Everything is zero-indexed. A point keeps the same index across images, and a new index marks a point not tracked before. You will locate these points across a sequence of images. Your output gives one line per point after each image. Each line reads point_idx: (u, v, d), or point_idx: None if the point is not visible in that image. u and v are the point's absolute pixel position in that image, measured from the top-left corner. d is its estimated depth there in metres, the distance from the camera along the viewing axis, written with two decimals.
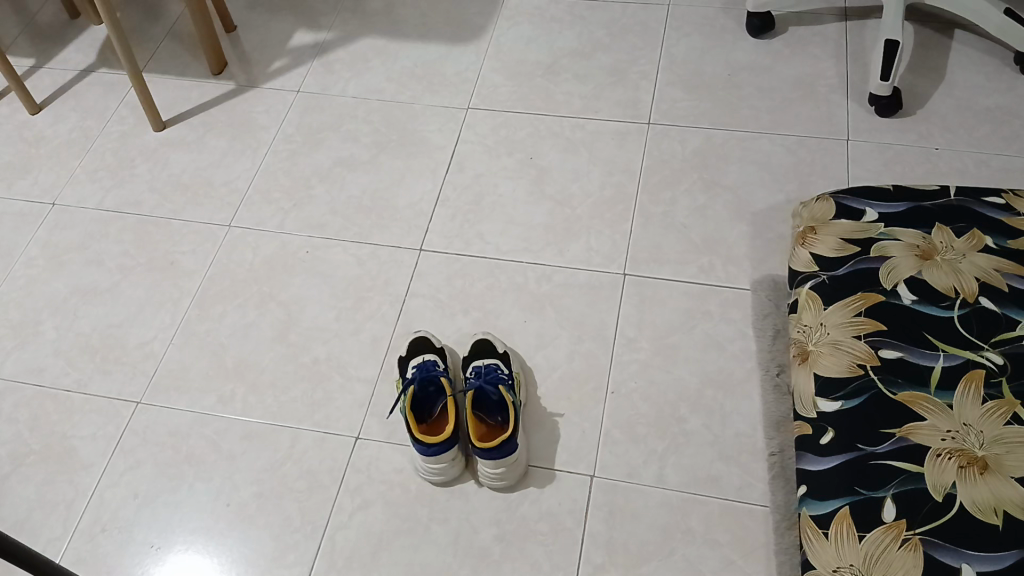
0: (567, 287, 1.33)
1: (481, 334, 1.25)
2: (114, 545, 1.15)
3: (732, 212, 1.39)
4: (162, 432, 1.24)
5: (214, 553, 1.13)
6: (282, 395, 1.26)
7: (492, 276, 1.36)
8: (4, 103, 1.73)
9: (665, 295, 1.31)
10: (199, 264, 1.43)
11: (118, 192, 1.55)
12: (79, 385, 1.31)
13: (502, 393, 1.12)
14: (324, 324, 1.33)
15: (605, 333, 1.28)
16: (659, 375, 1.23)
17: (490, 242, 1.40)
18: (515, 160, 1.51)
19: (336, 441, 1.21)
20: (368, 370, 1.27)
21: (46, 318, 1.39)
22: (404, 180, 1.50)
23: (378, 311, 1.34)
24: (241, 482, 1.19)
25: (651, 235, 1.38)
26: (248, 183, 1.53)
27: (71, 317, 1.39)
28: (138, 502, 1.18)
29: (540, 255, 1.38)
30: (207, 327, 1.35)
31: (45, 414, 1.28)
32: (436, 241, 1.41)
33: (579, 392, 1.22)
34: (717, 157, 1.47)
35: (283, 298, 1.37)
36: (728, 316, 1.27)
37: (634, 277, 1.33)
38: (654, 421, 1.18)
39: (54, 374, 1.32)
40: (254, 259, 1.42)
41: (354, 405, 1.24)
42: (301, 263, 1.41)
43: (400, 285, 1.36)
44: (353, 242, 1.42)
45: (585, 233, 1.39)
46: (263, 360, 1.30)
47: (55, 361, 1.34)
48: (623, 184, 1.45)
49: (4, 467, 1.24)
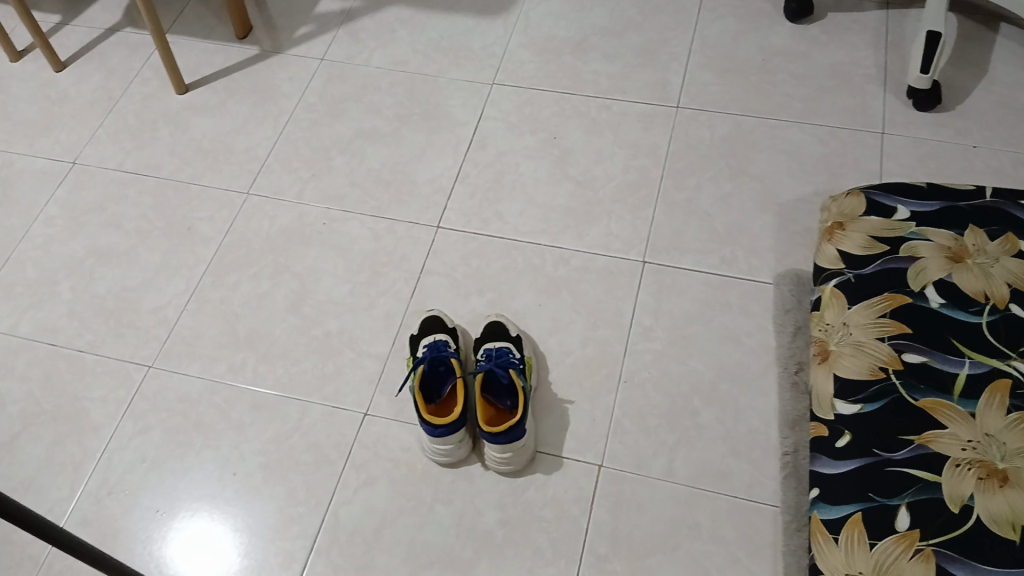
0: (584, 272, 1.31)
1: (495, 316, 1.23)
2: (120, 509, 1.15)
3: (758, 202, 1.36)
4: (172, 399, 1.24)
5: (218, 521, 1.13)
6: (292, 367, 1.25)
7: (508, 257, 1.34)
8: (28, 60, 1.72)
9: (685, 285, 1.28)
10: (216, 231, 1.42)
11: (138, 155, 1.54)
12: (92, 347, 1.31)
13: (512, 377, 1.11)
14: (337, 298, 1.32)
15: (620, 320, 1.25)
16: (674, 367, 1.20)
17: (509, 222, 1.38)
18: (538, 140, 1.48)
19: (344, 416, 1.20)
20: (379, 347, 1.26)
21: (62, 279, 1.39)
22: (425, 155, 1.48)
23: (392, 287, 1.32)
24: (247, 452, 1.18)
25: (673, 222, 1.35)
26: (268, 150, 1.52)
27: (87, 278, 1.39)
28: (145, 467, 1.19)
29: (559, 237, 1.35)
30: (221, 295, 1.34)
31: (57, 375, 1.28)
32: (453, 219, 1.39)
33: (591, 379, 1.20)
34: (746, 145, 1.43)
35: (298, 269, 1.36)
36: (749, 309, 1.24)
37: (654, 264, 1.31)
38: (666, 413, 1.16)
39: (67, 335, 1.33)
40: (271, 228, 1.41)
41: (364, 380, 1.23)
42: (318, 235, 1.39)
43: (415, 262, 1.34)
44: (370, 216, 1.41)
45: (606, 218, 1.37)
46: (275, 330, 1.29)
47: (69, 322, 1.34)
48: (647, 168, 1.42)
49: (14, 425, 1.24)
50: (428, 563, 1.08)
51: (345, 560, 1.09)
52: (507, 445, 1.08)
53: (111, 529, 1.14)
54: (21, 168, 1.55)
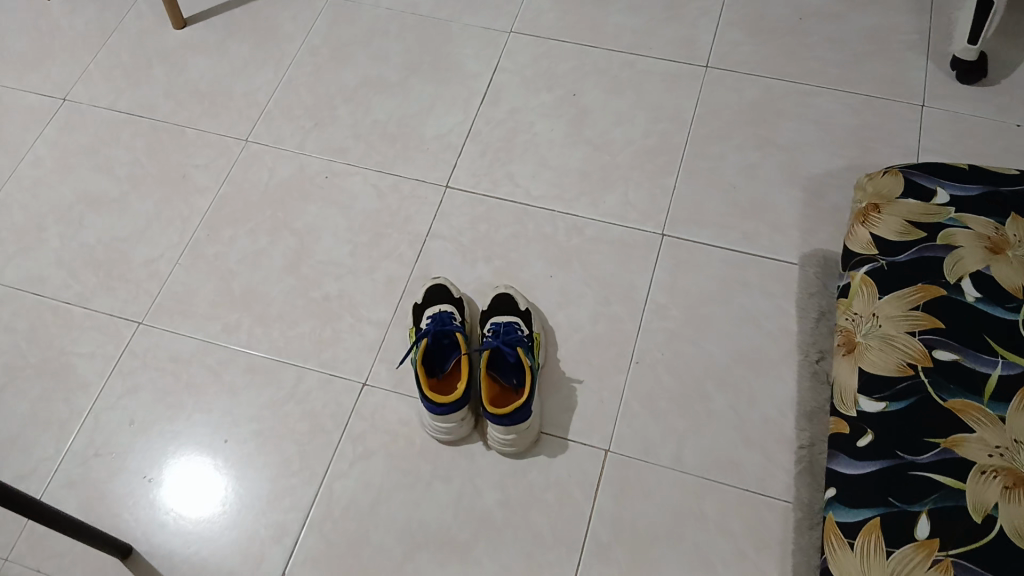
0: (599, 242, 1.24)
1: (503, 287, 1.17)
2: (107, 472, 1.11)
3: (786, 174, 1.28)
4: (163, 357, 1.19)
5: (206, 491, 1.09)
6: (288, 330, 1.20)
7: (519, 222, 1.27)
8: None
9: (704, 261, 1.21)
10: (213, 182, 1.35)
11: (132, 95, 1.46)
12: (81, 299, 1.25)
13: (519, 355, 1.05)
14: (337, 258, 1.26)
15: (634, 296, 1.19)
16: (688, 348, 1.14)
17: (521, 185, 1.30)
18: (555, 97, 1.40)
19: (341, 384, 1.15)
20: (380, 313, 1.21)
21: (51, 226, 1.33)
22: (434, 108, 1.40)
23: (395, 249, 1.26)
24: (240, 418, 1.14)
25: (694, 192, 1.27)
26: (269, 96, 1.44)
27: (78, 226, 1.33)
28: (134, 429, 1.14)
29: (573, 204, 1.28)
30: (217, 252, 1.28)
31: (44, 328, 1.23)
32: (462, 178, 1.31)
33: (600, 357, 1.15)
34: (776, 112, 1.34)
35: (297, 226, 1.29)
36: (771, 290, 1.18)
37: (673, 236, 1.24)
38: (678, 397, 1.11)
39: (55, 286, 1.27)
40: (270, 181, 1.34)
41: (364, 348, 1.18)
42: (318, 189, 1.32)
43: (420, 224, 1.28)
44: (375, 171, 1.33)
45: (623, 185, 1.29)
46: (272, 290, 1.24)
47: (57, 272, 1.28)
48: (670, 133, 1.34)
49: None
50: (424, 544, 1.04)
51: (338, 535, 1.05)
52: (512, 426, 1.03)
53: (98, 492, 1.10)
54: (9, 103, 1.47)
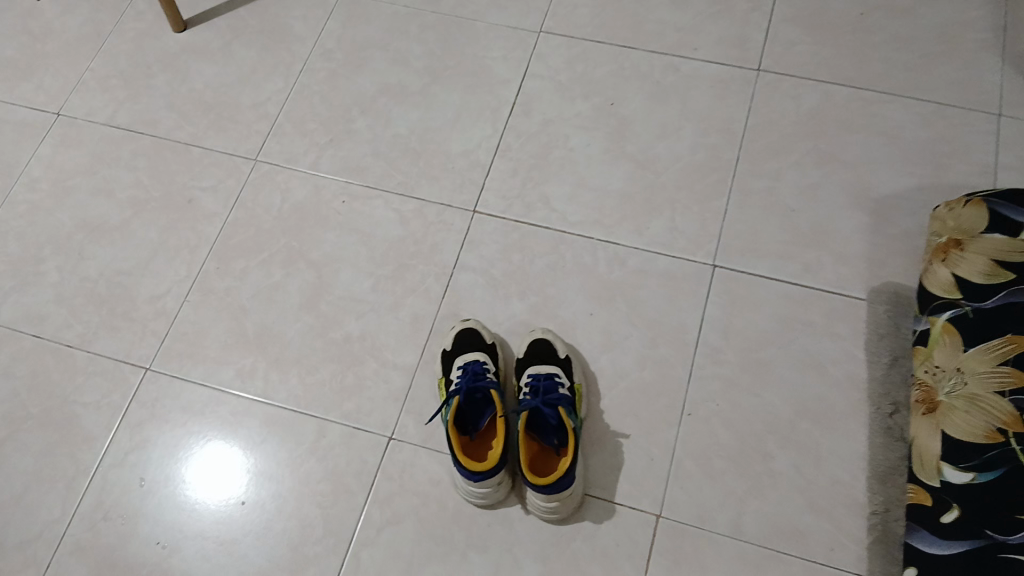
0: (643, 275, 1.14)
1: (539, 331, 1.08)
2: (115, 537, 1.04)
3: (849, 196, 1.17)
4: (174, 409, 1.12)
5: (225, 560, 1.02)
6: (309, 377, 1.11)
7: (556, 252, 1.16)
8: None
9: (760, 298, 1.11)
10: (221, 206, 1.25)
11: (132, 107, 1.35)
12: (83, 342, 1.17)
13: (561, 415, 0.96)
14: (360, 294, 1.16)
15: (684, 337, 1.09)
16: (744, 399, 1.05)
17: (557, 208, 1.20)
18: (591, 106, 1.28)
19: (367, 440, 1.07)
20: (407, 357, 1.11)
21: (49, 257, 1.24)
22: (460, 121, 1.28)
23: (422, 284, 1.16)
24: (257, 477, 1.06)
25: (748, 218, 1.16)
26: (279, 107, 1.32)
27: (78, 257, 1.23)
28: (143, 489, 1.07)
29: (614, 231, 1.17)
30: (228, 286, 1.19)
31: (45, 373, 1.15)
32: (492, 201, 1.21)
33: (648, 409, 1.05)
34: (836, 124, 1.22)
35: (314, 258, 1.20)
36: (834, 331, 1.08)
37: (724, 268, 1.13)
38: (735, 455, 1.02)
39: (55, 326, 1.18)
40: (284, 206, 1.24)
41: (390, 397, 1.09)
42: (338, 216, 1.23)
43: (448, 255, 1.18)
44: (397, 194, 1.23)
45: (670, 209, 1.18)
46: (289, 331, 1.15)
47: (57, 310, 1.19)
48: (720, 149, 1.22)
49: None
50: None
51: None
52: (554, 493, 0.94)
53: (106, 559, 1.03)
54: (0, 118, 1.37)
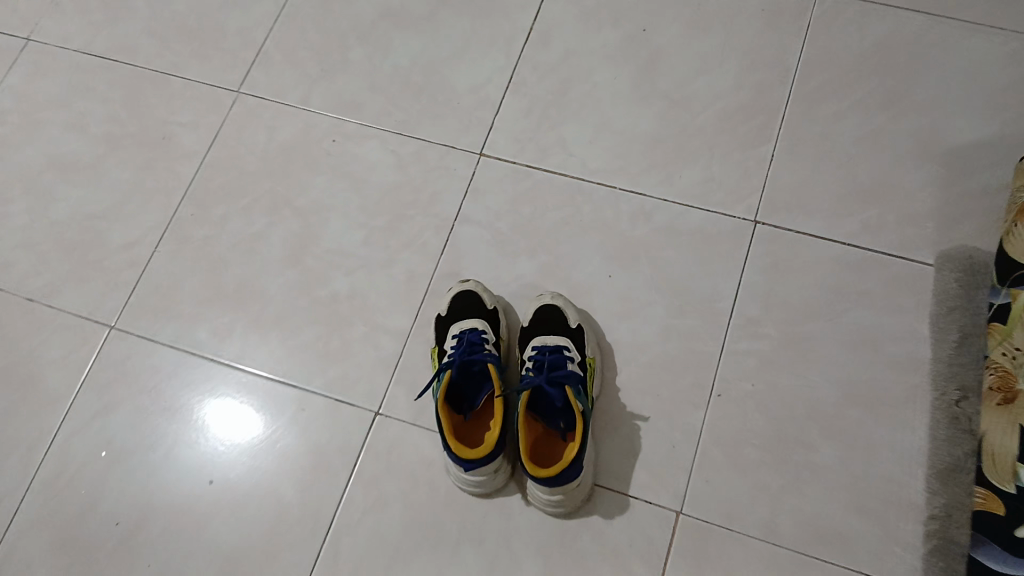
0: (671, 233, 1.00)
1: (548, 296, 0.94)
2: (77, 510, 0.95)
3: (916, 145, 1.00)
4: (143, 370, 1.01)
5: (191, 543, 0.92)
6: (289, 340, 0.99)
7: (572, 205, 1.03)
8: None
9: (806, 263, 0.96)
10: (201, 145, 1.12)
11: (108, 32, 1.22)
12: (48, 293, 1.06)
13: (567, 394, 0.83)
14: (350, 247, 1.04)
15: (715, 306, 0.96)
16: (783, 378, 0.91)
17: (575, 154, 1.05)
18: (620, 35, 1.11)
19: (350, 413, 0.95)
20: (400, 320, 0.99)
21: (14, 198, 1.13)
22: (469, 50, 1.12)
23: (419, 237, 1.03)
24: (230, 452, 0.96)
25: (797, 170, 1.01)
26: (268, 33, 1.18)
27: (45, 199, 1.12)
28: (107, 458, 0.97)
29: (640, 181, 1.03)
30: (206, 236, 1.07)
31: (7, 326, 1.05)
32: (501, 144, 1.07)
33: (671, 388, 0.92)
34: (906, 59, 1.05)
35: (300, 205, 1.07)
36: (892, 302, 0.93)
37: (766, 226, 0.98)
38: (769, 444, 0.89)
39: (19, 274, 1.08)
40: (269, 146, 1.11)
41: (380, 364, 0.97)
42: (329, 158, 1.09)
43: (449, 205, 1.04)
44: (395, 134, 1.09)
45: (705, 156, 1.03)
46: (271, 286, 1.03)
47: (21, 257, 1.09)
48: (766, 88, 1.06)
49: None
50: None
51: None
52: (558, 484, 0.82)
53: (65, 534, 0.94)
54: None
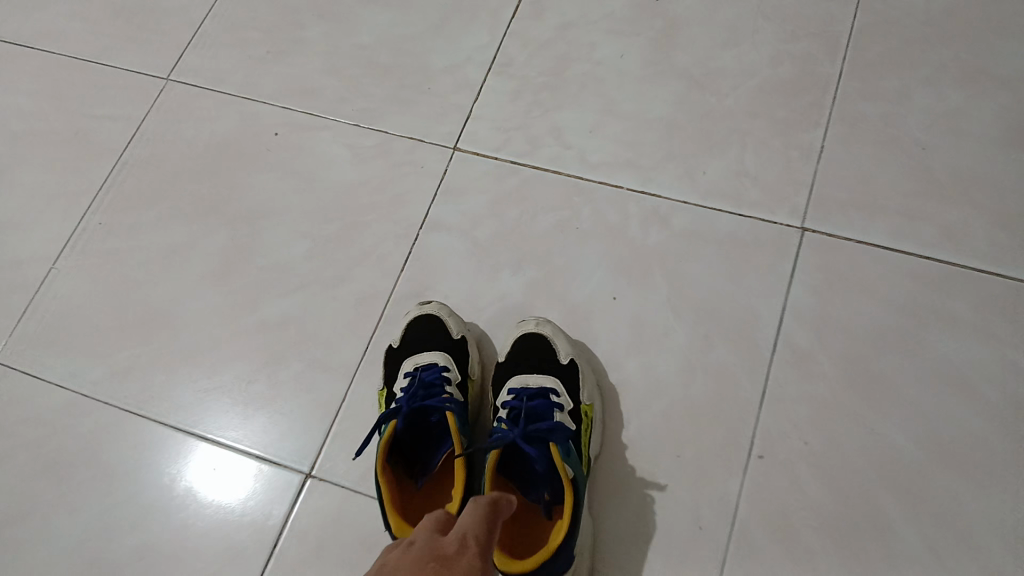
0: (694, 243, 0.78)
1: (533, 322, 0.72)
2: None
3: (1010, 129, 0.78)
4: (22, 419, 0.80)
5: None
6: (206, 381, 0.79)
7: (568, 208, 0.81)
8: None
9: (871, 281, 0.74)
10: (118, 141, 0.92)
11: (22, 12, 1.03)
12: None
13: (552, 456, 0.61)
14: (289, 263, 0.83)
15: (752, 337, 0.73)
16: (845, 432, 0.69)
17: (572, 146, 0.84)
18: (630, 4, 0.90)
19: (276, 477, 0.74)
20: (346, 355, 0.78)
21: None
22: (444, 25, 0.92)
23: (375, 250, 0.82)
24: (121, 527, 0.75)
25: (856, 162, 0.79)
26: (208, 11, 0.98)
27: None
28: None
29: (654, 179, 0.81)
30: (116, 250, 0.87)
31: None
32: (481, 134, 0.85)
33: (696, 444, 0.70)
34: (992, 26, 0.83)
35: (231, 212, 0.86)
36: (990, 330, 0.70)
37: (817, 233, 0.76)
38: (830, 522, 0.66)
39: None
40: (198, 141, 0.90)
41: (316, 414, 0.76)
42: (270, 154, 0.88)
43: (415, 209, 0.83)
44: (351, 125, 0.88)
45: (737, 146, 0.81)
46: (189, 314, 0.82)
47: None
48: (814, 61, 0.84)
49: None
50: None
51: None
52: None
53: None
54: None
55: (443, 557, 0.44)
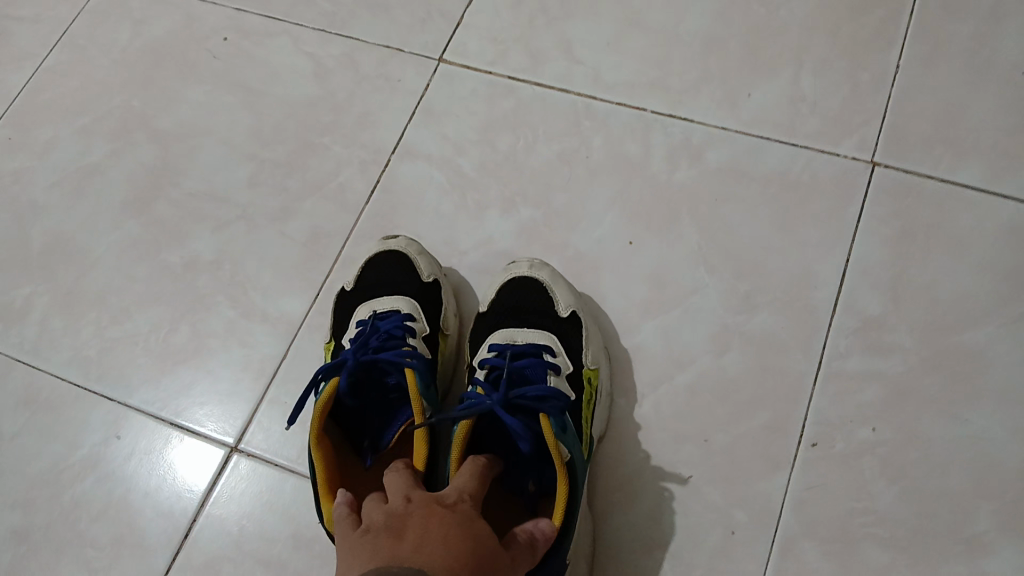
0: (731, 181, 0.62)
1: (526, 265, 0.58)
2: None
3: None
4: None
5: None
6: (114, 330, 0.64)
7: (574, 135, 0.65)
8: None
9: (960, 233, 0.58)
10: (40, 46, 0.77)
11: None
12: None
13: (545, 430, 0.45)
14: (229, 193, 0.67)
15: (802, 300, 0.57)
16: (921, 426, 0.53)
17: (584, 61, 0.67)
18: None
19: (192, 451, 0.59)
20: (290, 304, 0.62)
21: None
22: None
23: (335, 178, 0.66)
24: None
25: (942, 86, 0.62)
26: None
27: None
28: None
29: (684, 103, 0.65)
30: (25, 171, 0.72)
31: None
32: (472, 43, 0.69)
33: (725, 433, 0.55)
34: None
35: (165, 130, 0.71)
36: None
37: (890, 171, 0.60)
38: (896, 541, 0.51)
39: None
40: (134, 46, 0.75)
41: (247, 373, 0.60)
42: (217, 64, 0.73)
43: (385, 131, 0.67)
44: (314, 31, 0.72)
45: (789, 65, 0.65)
46: (101, 249, 0.67)
47: None
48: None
49: None
50: None
51: None
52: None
53: None
54: None
55: (444, 501, 0.39)
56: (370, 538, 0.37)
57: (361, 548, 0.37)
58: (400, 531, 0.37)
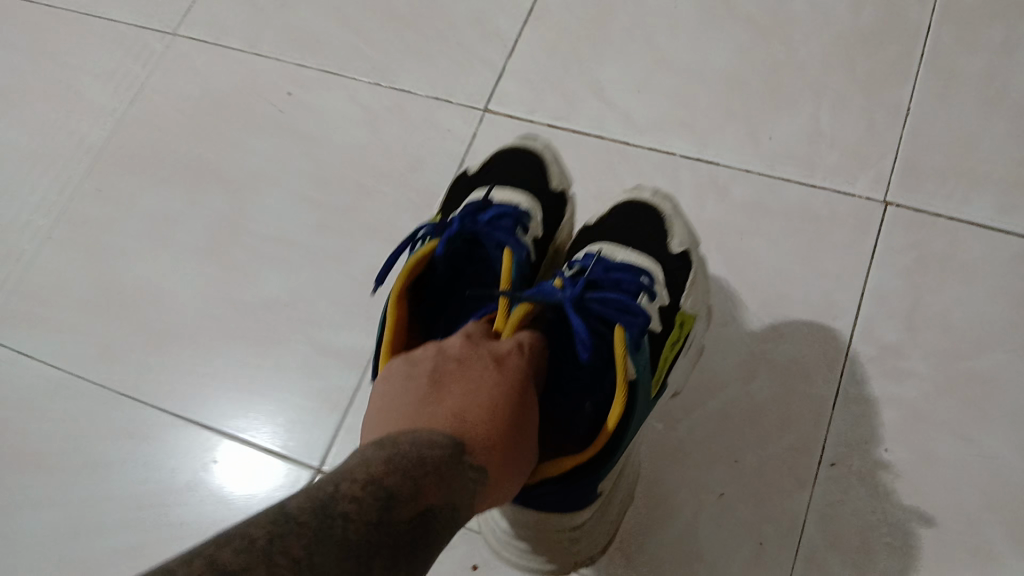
0: (756, 216, 0.67)
1: (649, 193, 0.65)
2: None
3: None
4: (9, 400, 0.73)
5: None
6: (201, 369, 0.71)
7: (609, 176, 0.70)
8: None
9: (973, 262, 0.62)
10: (121, 102, 0.85)
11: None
12: None
13: (619, 339, 0.49)
14: (298, 240, 0.74)
15: (825, 329, 0.62)
16: (935, 445, 0.58)
17: (616, 106, 0.73)
18: None
19: (277, 477, 0.65)
20: (360, 342, 0.69)
21: None
22: None
23: (392, 223, 0.73)
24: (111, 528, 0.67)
25: (955, 120, 0.66)
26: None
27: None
28: None
29: (711, 143, 0.70)
30: (114, 222, 0.79)
31: None
32: (513, 92, 0.75)
33: (759, 455, 0.60)
34: None
35: (235, 180, 0.78)
36: None
37: (902, 205, 0.65)
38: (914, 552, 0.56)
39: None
40: (202, 98, 0.82)
41: (327, 406, 0.67)
42: (282, 113, 0.79)
43: (437, 177, 0.73)
44: (367, 83, 0.78)
45: (808, 104, 0.70)
46: (186, 290, 0.75)
47: None
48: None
49: None
50: None
51: None
52: (544, 494, 0.49)
53: None
54: None
55: (497, 358, 0.45)
56: (418, 380, 0.43)
57: (410, 381, 0.43)
58: (444, 381, 0.43)
